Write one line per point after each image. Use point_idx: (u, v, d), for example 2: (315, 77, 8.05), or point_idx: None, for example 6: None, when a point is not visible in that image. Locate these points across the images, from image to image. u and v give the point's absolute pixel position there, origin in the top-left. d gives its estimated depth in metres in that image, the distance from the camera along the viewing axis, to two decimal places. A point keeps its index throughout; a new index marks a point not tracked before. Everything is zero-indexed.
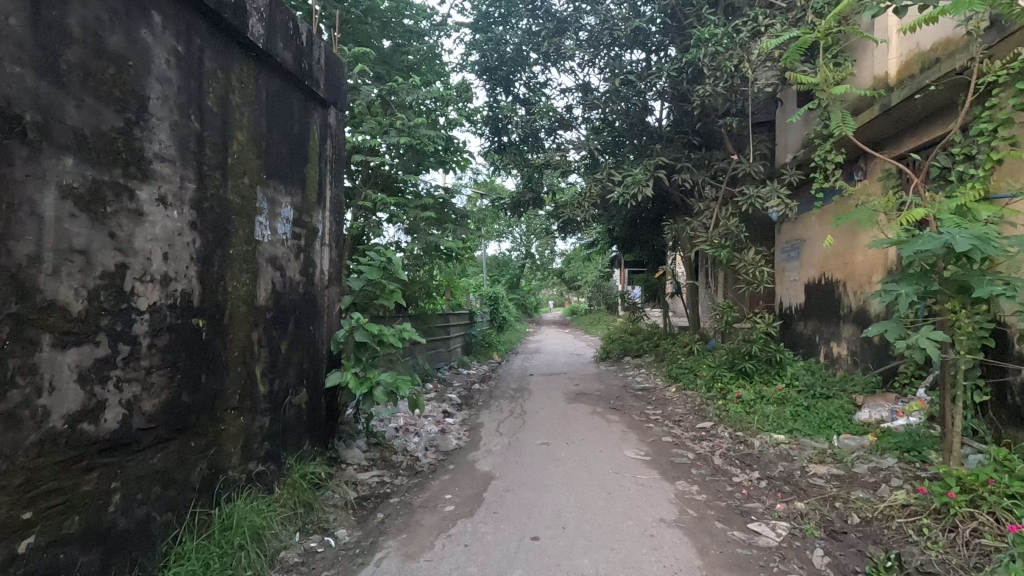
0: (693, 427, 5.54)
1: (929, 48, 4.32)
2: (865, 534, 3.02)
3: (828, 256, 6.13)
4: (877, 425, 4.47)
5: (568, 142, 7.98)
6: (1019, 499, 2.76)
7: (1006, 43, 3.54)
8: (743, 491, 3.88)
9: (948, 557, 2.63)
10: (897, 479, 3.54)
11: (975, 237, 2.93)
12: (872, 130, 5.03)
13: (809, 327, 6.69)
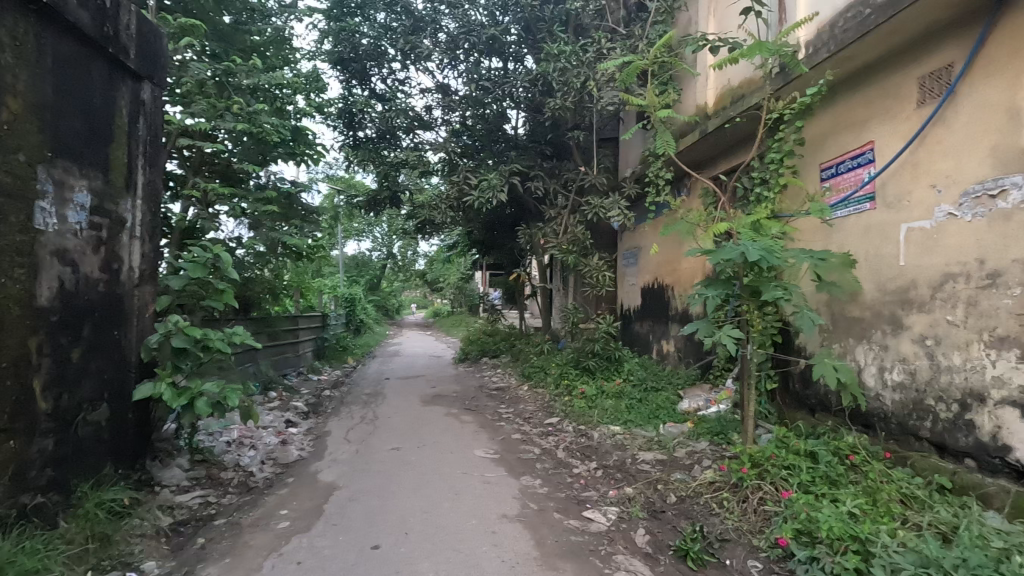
0: (541, 423, 5.80)
1: (736, 85, 5.01)
2: (680, 511, 3.38)
3: (660, 263, 6.80)
4: (695, 412, 5.07)
5: (426, 142, 7.94)
6: (792, 469, 3.29)
7: (789, 87, 4.22)
8: (581, 481, 4.14)
9: (741, 524, 3.03)
10: (707, 460, 4.04)
11: (763, 248, 3.44)
12: (694, 153, 5.69)
13: (644, 327, 7.39)
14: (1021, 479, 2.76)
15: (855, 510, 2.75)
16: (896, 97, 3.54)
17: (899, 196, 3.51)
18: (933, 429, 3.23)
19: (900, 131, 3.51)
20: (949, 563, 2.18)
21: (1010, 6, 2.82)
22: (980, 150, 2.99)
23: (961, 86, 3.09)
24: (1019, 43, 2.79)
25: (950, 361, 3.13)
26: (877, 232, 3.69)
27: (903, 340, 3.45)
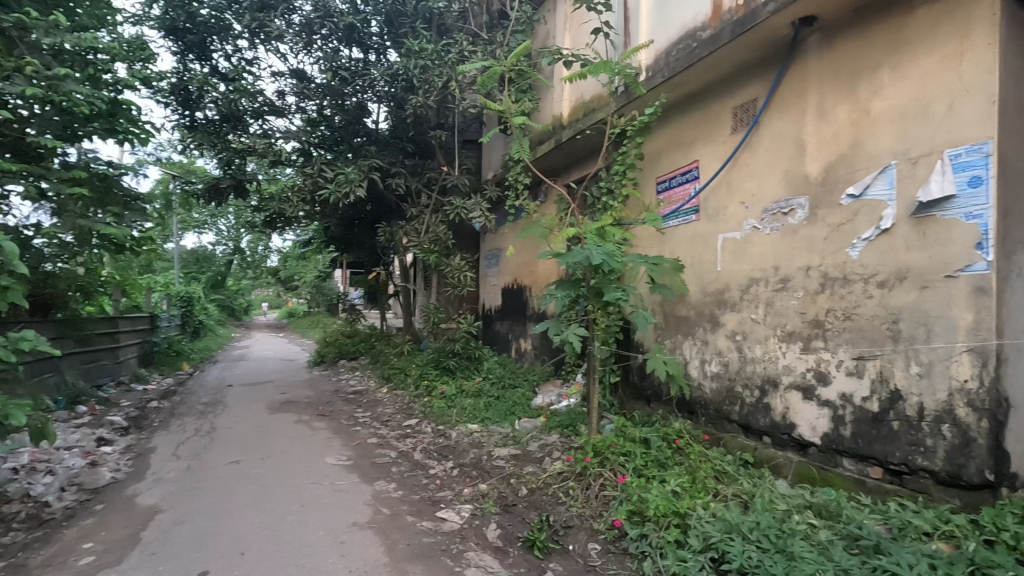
0: (399, 425, 5.67)
1: (587, 99, 5.36)
2: (530, 502, 3.52)
3: (518, 264, 7.05)
4: (548, 407, 5.34)
5: (277, 130, 7.39)
6: (628, 455, 3.60)
7: (631, 105, 4.61)
8: (437, 482, 4.12)
9: (583, 510, 3.25)
10: (556, 452, 4.27)
11: (606, 252, 3.71)
12: (549, 161, 5.98)
13: (504, 326, 7.60)
14: (803, 451, 3.30)
15: (678, 488, 3.08)
16: (715, 123, 4.05)
17: (716, 210, 4.01)
18: (741, 412, 3.73)
19: (718, 153, 4.01)
20: (746, 527, 2.53)
21: (797, 55, 3.38)
22: (775, 174, 3.53)
23: (763, 119, 3.63)
24: (803, 87, 3.35)
25: (753, 353, 3.66)
26: (701, 241, 4.18)
27: (719, 336, 3.96)
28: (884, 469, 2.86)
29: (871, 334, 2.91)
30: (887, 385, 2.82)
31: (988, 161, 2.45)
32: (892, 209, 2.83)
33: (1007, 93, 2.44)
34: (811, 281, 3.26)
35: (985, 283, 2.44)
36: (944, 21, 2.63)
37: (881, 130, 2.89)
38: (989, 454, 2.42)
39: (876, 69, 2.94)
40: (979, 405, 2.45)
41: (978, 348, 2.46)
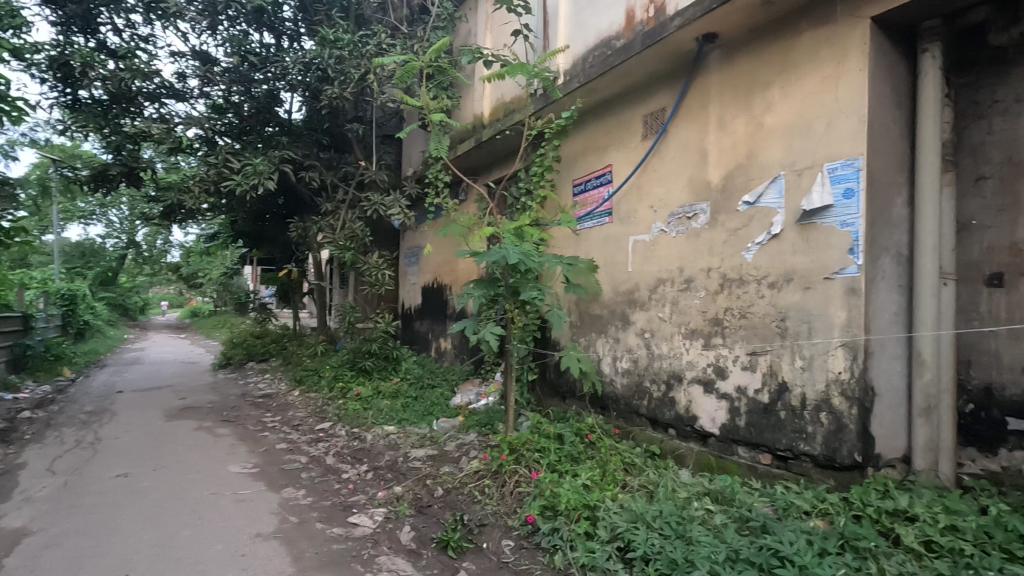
0: (311, 429, 5.44)
1: (507, 100, 5.40)
2: (445, 502, 3.49)
3: (438, 263, 6.99)
4: (466, 406, 5.33)
5: (176, 115, 6.84)
6: (543, 451, 3.67)
7: (549, 108, 4.69)
8: (349, 486, 3.99)
9: (498, 508, 3.27)
10: (473, 451, 4.27)
11: (522, 252, 3.76)
12: (469, 160, 5.98)
13: (423, 326, 7.50)
14: (703, 441, 3.52)
15: (588, 482, 3.17)
16: (627, 130, 4.22)
17: (628, 213, 4.18)
18: (649, 406, 3.92)
19: (630, 159, 4.19)
20: (650, 516, 2.65)
21: (701, 69, 3.59)
22: (680, 181, 3.74)
23: (670, 127, 3.83)
24: (706, 99, 3.56)
25: (660, 350, 3.85)
26: (613, 242, 4.34)
27: (630, 333, 4.13)
28: (772, 455, 3.10)
29: (762, 331, 3.15)
30: (776, 378, 3.07)
31: (858, 175, 2.72)
32: (781, 216, 3.07)
33: (874, 114, 2.73)
34: (711, 281, 3.48)
35: (856, 284, 2.72)
36: (825, 46, 2.89)
37: (772, 142, 3.14)
38: (858, 437, 2.69)
39: (768, 86, 3.18)
40: (850, 394, 2.72)
41: (850, 343, 2.73)
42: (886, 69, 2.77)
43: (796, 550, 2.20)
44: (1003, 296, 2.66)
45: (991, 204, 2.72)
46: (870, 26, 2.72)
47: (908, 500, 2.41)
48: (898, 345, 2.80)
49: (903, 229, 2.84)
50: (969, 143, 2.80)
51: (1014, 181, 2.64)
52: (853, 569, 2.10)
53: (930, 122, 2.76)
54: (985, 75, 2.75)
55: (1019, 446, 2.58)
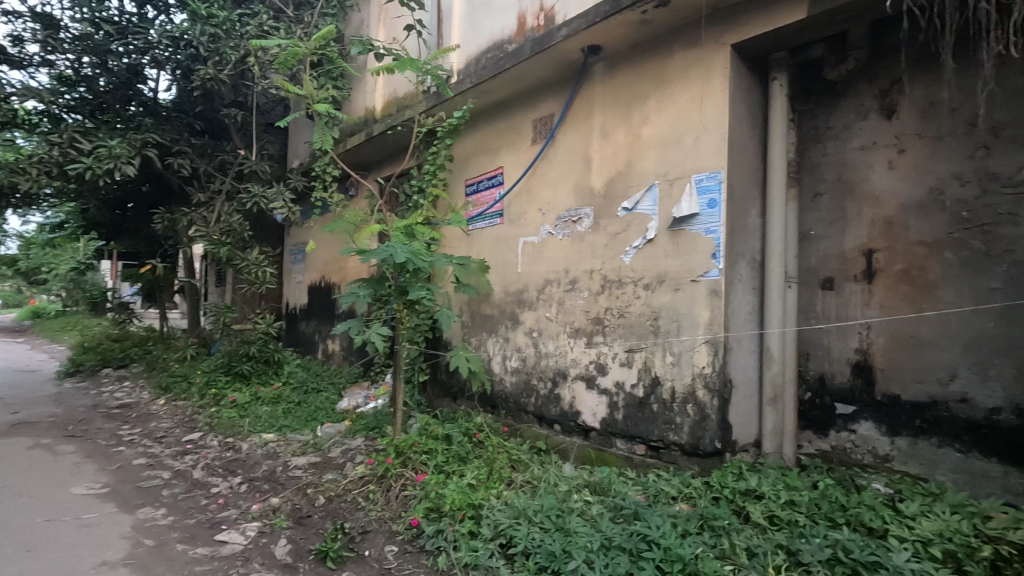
0: (176, 441, 4.93)
1: (399, 96, 5.28)
2: (326, 512, 3.32)
3: (326, 260, 6.68)
4: (354, 410, 5.14)
5: (8, 83, 5.89)
6: (430, 452, 3.64)
7: (440, 106, 4.62)
8: (219, 501, 3.67)
9: (382, 513, 3.19)
10: (359, 456, 4.12)
11: (411, 251, 3.69)
12: (359, 154, 5.78)
13: (310, 326, 7.13)
14: (586, 435, 3.67)
15: (474, 481, 3.19)
16: (518, 133, 4.31)
17: (518, 215, 4.27)
18: (536, 403, 4.02)
19: (520, 161, 4.28)
20: (532, 511, 2.72)
21: (586, 79, 3.75)
22: (567, 185, 3.88)
23: (558, 133, 3.97)
24: (591, 109, 3.73)
25: (547, 348, 3.97)
26: (504, 243, 4.40)
27: (519, 333, 4.21)
28: (646, 445, 3.31)
29: (638, 329, 3.35)
30: (649, 373, 3.28)
31: (720, 187, 2.98)
32: (655, 222, 3.30)
33: (733, 132, 3.00)
34: (594, 282, 3.65)
35: (717, 286, 2.98)
36: (693, 67, 3.14)
37: (648, 153, 3.36)
38: (718, 425, 2.95)
39: (645, 100, 3.40)
40: (712, 386, 2.97)
41: (712, 340, 2.98)
42: (743, 93, 3.07)
43: (662, 533, 2.36)
44: (834, 297, 3.04)
45: (825, 217, 3.09)
46: (731, 53, 2.99)
47: (757, 480, 2.68)
48: (751, 341, 3.11)
49: (756, 237, 3.15)
50: (809, 163, 3.16)
51: (842, 197, 3.03)
52: (709, 546, 2.29)
53: (779, 142, 3.09)
54: (821, 103, 3.12)
55: (845, 427, 2.97)
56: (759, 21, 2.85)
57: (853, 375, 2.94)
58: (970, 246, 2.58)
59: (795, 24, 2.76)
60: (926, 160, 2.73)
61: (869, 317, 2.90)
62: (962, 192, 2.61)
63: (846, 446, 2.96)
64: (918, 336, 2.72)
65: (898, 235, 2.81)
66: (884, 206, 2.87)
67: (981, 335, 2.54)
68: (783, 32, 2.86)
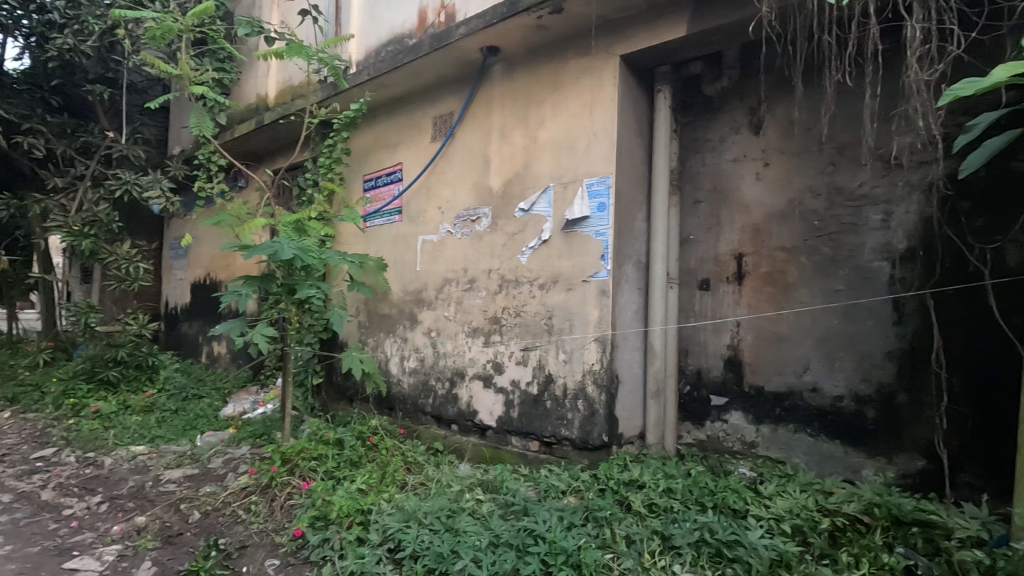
0: (23, 458, 4.32)
1: (295, 84, 4.99)
2: (200, 528, 3.06)
3: (212, 257, 6.19)
4: (240, 416, 4.81)
5: None
6: (320, 458, 3.48)
7: (337, 98, 4.43)
8: (71, 525, 3.26)
9: (264, 525, 3.00)
10: (242, 465, 3.84)
11: (299, 248, 3.49)
12: (250, 144, 5.41)
13: (192, 328, 6.57)
14: (482, 434, 3.69)
15: (364, 486, 3.09)
16: (418, 129, 4.24)
17: (417, 213, 4.20)
18: (433, 404, 3.98)
19: (419, 158, 4.22)
20: (422, 514, 2.68)
21: (486, 79, 3.77)
22: (466, 184, 3.88)
23: (457, 132, 3.95)
24: (490, 109, 3.75)
25: (445, 348, 3.94)
26: (402, 241, 4.31)
27: (417, 333, 4.14)
28: (539, 442, 3.39)
29: (533, 328, 3.42)
30: (543, 371, 3.36)
31: (609, 191, 3.11)
32: (549, 224, 3.38)
33: (621, 139, 3.15)
34: (492, 282, 3.67)
35: (605, 286, 3.10)
36: (586, 74, 3.25)
37: (543, 155, 3.44)
38: (605, 420, 3.08)
39: (541, 104, 3.47)
40: (600, 382, 3.10)
41: (601, 338, 3.10)
42: (631, 102, 3.23)
43: (548, 527, 2.42)
44: (709, 298, 3.28)
45: (702, 222, 3.32)
46: (621, 63, 3.13)
47: (639, 471, 2.82)
48: (636, 339, 3.28)
49: (642, 240, 3.32)
50: (689, 172, 3.38)
51: (717, 205, 3.27)
52: (592, 537, 2.38)
53: (663, 151, 3.28)
54: (700, 116, 3.35)
55: (718, 417, 3.20)
56: (645, 35, 3.01)
57: (725, 369, 3.19)
58: (820, 253, 2.89)
59: (675, 40, 2.94)
60: (786, 174, 3.02)
61: (739, 316, 3.15)
62: (815, 204, 2.91)
63: (719, 435, 3.19)
64: (778, 332, 3.00)
65: (763, 241, 3.08)
66: (752, 214, 3.13)
67: (829, 331, 2.84)
68: (667, 48, 3.03)
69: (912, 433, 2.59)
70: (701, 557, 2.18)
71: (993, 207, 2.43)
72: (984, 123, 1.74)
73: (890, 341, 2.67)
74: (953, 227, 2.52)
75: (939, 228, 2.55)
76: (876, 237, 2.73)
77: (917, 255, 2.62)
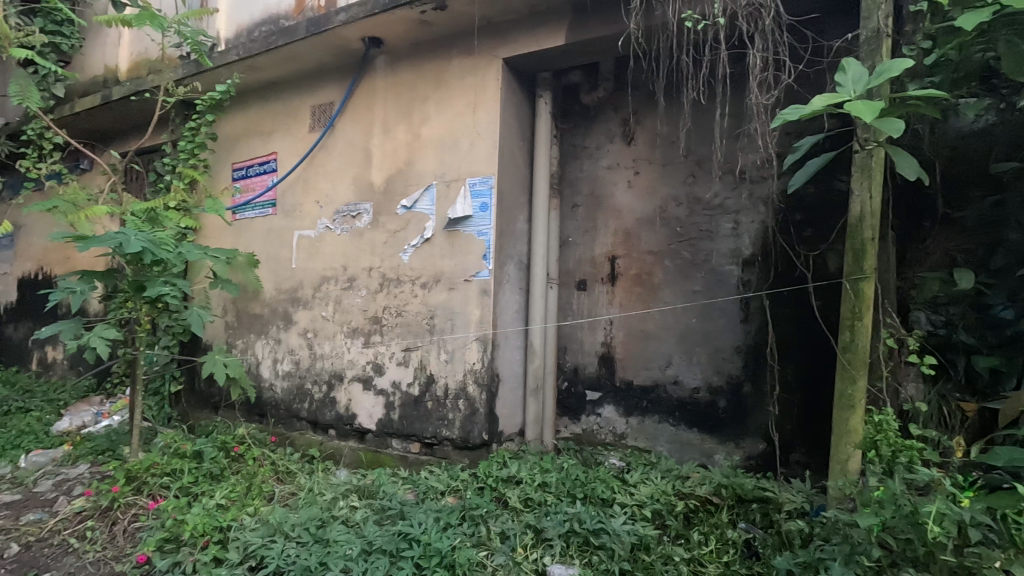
0: None
1: (151, 57, 4.47)
2: (18, 563, 2.63)
3: (46, 248, 5.36)
4: (78, 431, 4.21)
5: None
6: (174, 474, 3.15)
7: (199, 78, 4.07)
8: None
9: (102, 554, 2.65)
10: (79, 486, 3.36)
11: (149, 240, 3.11)
12: (95, 122, 4.77)
13: (20, 330, 5.66)
14: (361, 438, 3.55)
15: (224, 501, 2.83)
16: (294, 118, 3.99)
17: (292, 206, 3.95)
18: (309, 409, 3.76)
19: (295, 149, 3.98)
20: (288, 526, 2.52)
21: (368, 71, 3.64)
22: (345, 178, 3.72)
23: (337, 123, 3.78)
24: (372, 102, 3.63)
25: (322, 350, 3.74)
26: (276, 236, 4.03)
27: (292, 334, 3.90)
28: (420, 443, 3.33)
29: (415, 328, 3.36)
30: (425, 372, 3.31)
31: (490, 192, 3.14)
32: (432, 222, 3.34)
33: (503, 141, 3.19)
34: (372, 281, 3.55)
35: (487, 286, 3.13)
36: (470, 74, 3.25)
37: (426, 153, 3.39)
38: (485, 419, 3.10)
39: (425, 100, 3.42)
40: (481, 381, 3.11)
41: (482, 337, 3.12)
42: (514, 106, 3.28)
43: (423, 529, 2.38)
44: (586, 298, 3.43)
45: (580, 226, 3.47)
46: (503, 66, 3.17)
47: (517, 467, 2.88)
48: (516, 338, 3.34)
49: (523, 241, 3.39)
50: (568, 177, 3.51)
51: (593, 210, 3.43)
52: (468, 536, 2.39)
53: (543, 156, 3.38)
54: (578, 124, 3.49)
55: (593, 411, 3.36)
56: (526, 41, 3.08)
57: (600, 365, 3.36)
58: (681, 256, 3.14)
59: (554, 48, 3.04)
60: (653, 183, 3.24)
61: (611, 315, 3.33)
62: (678, 211, 3.16)
63: (593, 429, 3.35)
64: (646, 330, 3.22)
65: (633, 244, 3.28)
66: (624, 219, 3.32)
67: (688, 329, 3.10)
68: (548, 54, 3.12)
69: (755, 420, 2.89)
70: (570, 547, 2.27)
71: (818, 220, 2.73)
72: (807, 144, 2.06)
73: (737, 337, 2.96)
74: (785, 235, 2.83)
75: (776, 237, 2.86)
76: (727, 243, 3.02)
77: (759, 260, 2.93)
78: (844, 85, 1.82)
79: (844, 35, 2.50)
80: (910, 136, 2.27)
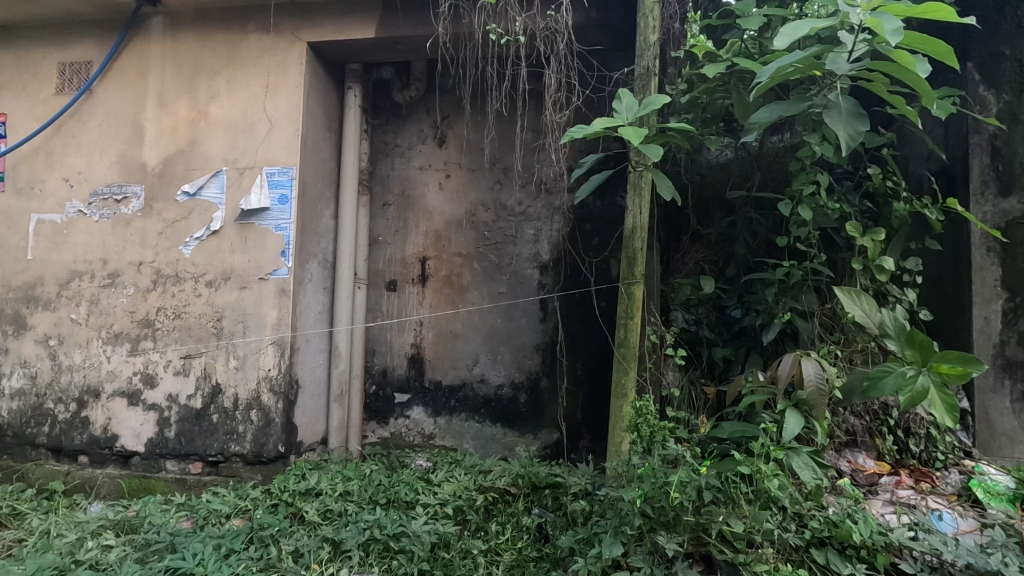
0: None
1: None
2: None
3: None
4: None
5: None
6: None
7: None
8: None
9: None
10: None
11: None
12: None
13: None
14: (124, 463, 3.00)
15: None
16: (33, 75, 3.23)
17: (29, 183, 3.19)
18: (50, 433, 3.06)
19: (33, 113, 3.22)
20: None
21: (139, 32, 3.11)
22: (107, 154, 3.12)
23: (94, 87, 3.15)
24: (145, 68, 3.10)
25: (70, 360, 3.07)
26: (3, 220, 3.22)
27: (25, 342, 3.14)
28: (202, 462, 2.92)
29: (197, 331, 2.95)
30: (209, 381, 2.92)
31: (291, 183, 2.90)
32: (220, 213, 2.97)
33: (306, 129, 2.97)
34: (142, 277, 3.03)
35: (285, 285, 2.88)
36: (269, 53, 2.97)
37: (215, 134, 3.00)
38: (282, 429, 2.85)
39: (213, 75, 3.03)
40: (277, 389, 2.85)
41: (279, 340, 2.87)
42: (319, 94, 3.09)
43: (199, 561, 2.09)
44: (395, 298, 3.37)
45: (390, 225, 3.40)
46: (307, 50, 2.96)
47: (318, 478, 2.69)
48: (319, 340, 3.15)
49: (328, 238, 3.21)
50: (378, 174, 3.42)
51: (404, 209, 3.39)
52: (254, 560, 2.16)
53: (351, 150, 3.24)
54: (389, 121, 3.43)
55: (401, 414, 3.32)
56: (334, 28, 2.92)
57: (408, 366, 3.33)
58: (488, 259, 3.27)
59: (364, 41, 2.94)
60: (463, 187, 3.32)
61: (421, 315, 3.32)
62: (485, 216, 3.28)
63: (401, 431, 3.30)
64: (454, 330, 3.28)
65: (443, 245, 3.32)
66: (434, 220, 3.34)
67: (493, 329, 3.23)
68: (358, 46, 3.00)
69: (550, 412, 3.14)
70: (370, 555, 2.20)
71: (604, 230, 3.08)
72: (591, 161, 2.31)
73: (536, 336, 3.19)
74: (576, 243, 3.13)
75: (570, 244, 3.14)
76: (529, 248, 3.23)
77: (555, 265, 3.19)
78: (620, 111, 2.07)
79: (623, 69, 2.88)
80: (671, 162, 2.68)
